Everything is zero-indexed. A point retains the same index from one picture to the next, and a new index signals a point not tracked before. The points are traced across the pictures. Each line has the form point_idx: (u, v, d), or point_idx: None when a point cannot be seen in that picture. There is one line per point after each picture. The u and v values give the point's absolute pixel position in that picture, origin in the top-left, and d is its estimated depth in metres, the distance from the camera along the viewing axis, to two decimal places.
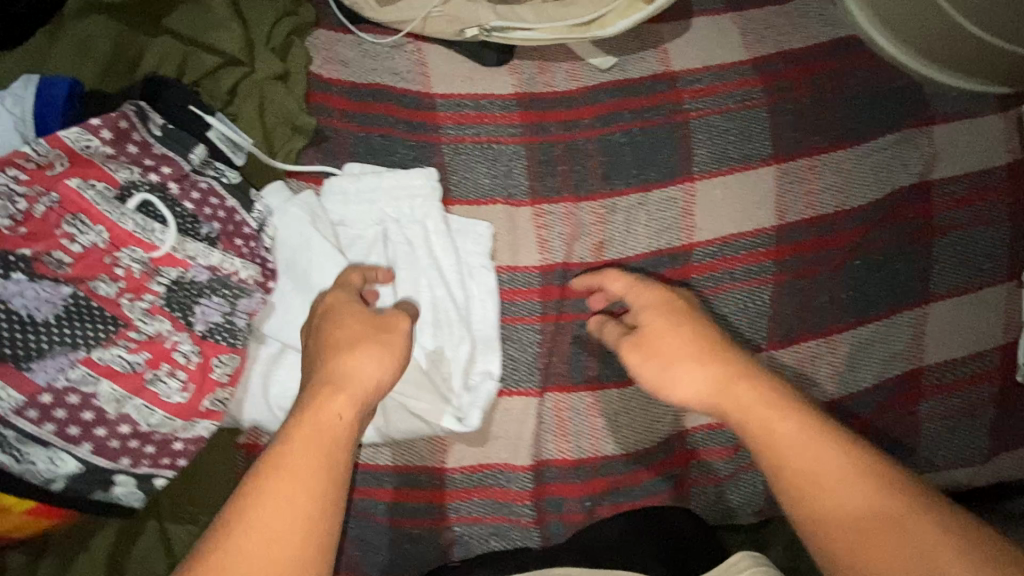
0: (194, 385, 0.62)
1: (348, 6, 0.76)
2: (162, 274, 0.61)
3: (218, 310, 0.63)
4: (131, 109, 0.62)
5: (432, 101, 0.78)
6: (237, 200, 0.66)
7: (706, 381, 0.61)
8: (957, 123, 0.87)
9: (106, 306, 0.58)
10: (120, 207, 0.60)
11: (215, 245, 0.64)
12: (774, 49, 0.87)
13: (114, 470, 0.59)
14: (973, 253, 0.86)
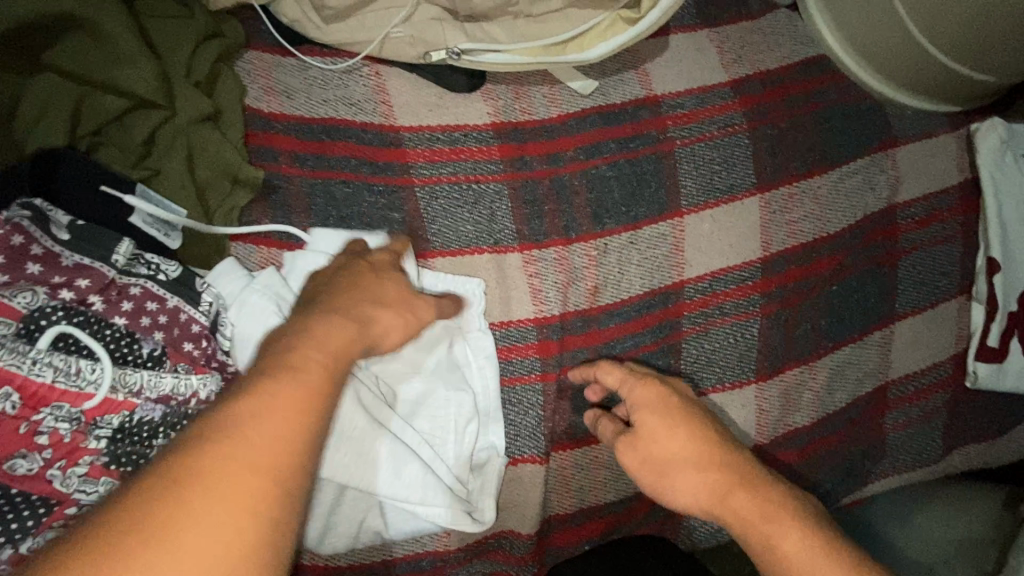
0: None
1: (286, 24, 0.63)
2: (100, 425, 0.45)
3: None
4: (21, 215, 0.48)
5: (398, 136, 0.66)
6: (181, 297, 0.52)
7: (705, 488, 0.58)
8: (914, 145, 0.81)
9: (33, 489, 0.42)
10: (28, 350, 0.43)
11: (163, 364, 0.49)
12: (752, 69, 0.78)
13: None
14: (929, 270, 0.80)
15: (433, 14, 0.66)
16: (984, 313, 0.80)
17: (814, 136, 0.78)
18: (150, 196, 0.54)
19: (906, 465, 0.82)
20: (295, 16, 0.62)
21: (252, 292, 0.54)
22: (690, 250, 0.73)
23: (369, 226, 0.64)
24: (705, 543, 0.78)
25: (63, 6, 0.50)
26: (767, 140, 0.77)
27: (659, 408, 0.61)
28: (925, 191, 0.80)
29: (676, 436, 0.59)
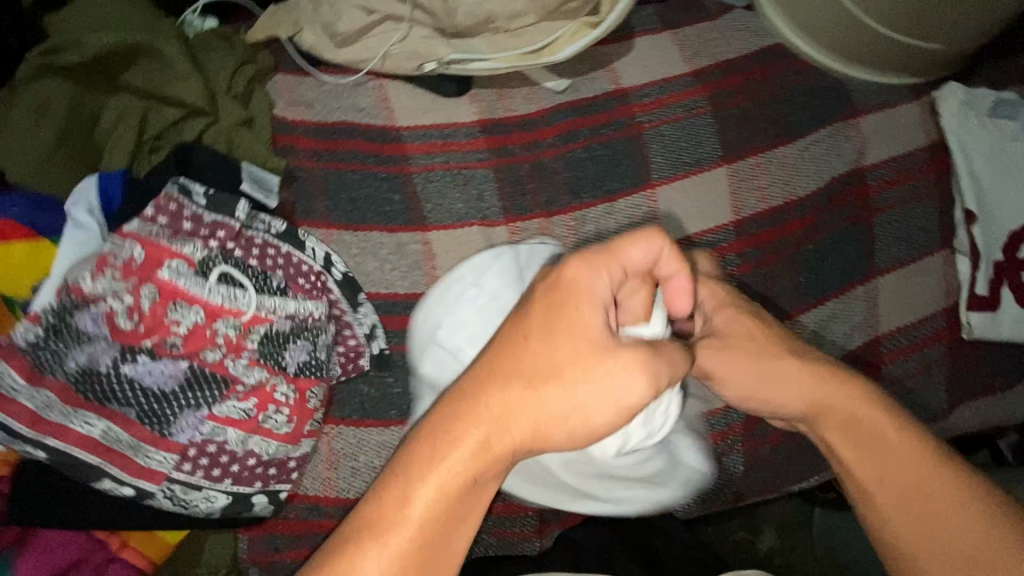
0: (298, 416, 0.61)
1: (306, 50, 0.78)
2: (254, 331, 0.59)
3: (303, 351, 0.62)
4: (171, 189, 0.59)
5: (398, 134, 0.78)
6: (291, 245, 0.63)
7: (841, 416, 0.60)
8: (879, 114, 0.86)
9: (218, 371, 0.57)
10: (204, 283, 0.57)
11: (287, 292, 0.62)
12: (712, 60, 0.88)
13: (251, 495, 0.60)
14: (908, 226, 0.83)
15: (425, 33, 0.79)
16: (969, 264, 0.82)
17: (776, 112, 0.85)
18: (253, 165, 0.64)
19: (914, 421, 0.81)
20: (312, 43, 0.77)
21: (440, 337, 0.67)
22: (665, 218, 0.80)
23: (375, 206, 0.74)
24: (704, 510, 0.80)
25: (142, 39, 0.66)
26: (732, 118, 0.84)
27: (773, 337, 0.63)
28: (892, 154, 0.85)
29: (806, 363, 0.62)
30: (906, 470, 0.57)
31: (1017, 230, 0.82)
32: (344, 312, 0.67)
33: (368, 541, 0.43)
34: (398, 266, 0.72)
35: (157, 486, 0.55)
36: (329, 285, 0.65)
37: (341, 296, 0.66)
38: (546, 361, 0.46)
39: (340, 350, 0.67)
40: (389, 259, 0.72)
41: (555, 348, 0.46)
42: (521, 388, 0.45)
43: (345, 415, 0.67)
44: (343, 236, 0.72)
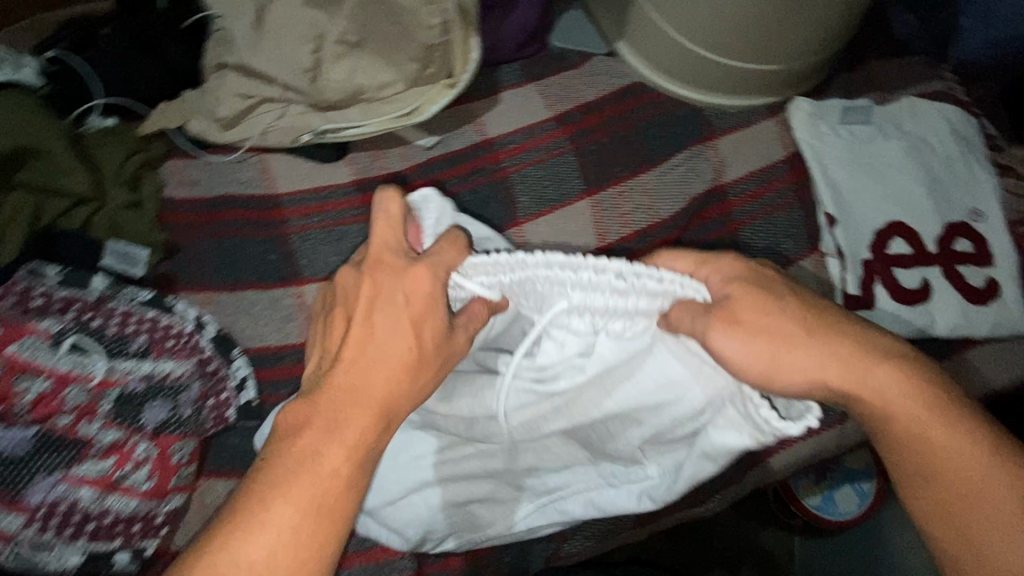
0: (159, 473, 0.64)
1: (194, 136, 0.87)
2: (107, 395, 0.64)
3: (163, 410, 0.65)
4: (25, 273, 0.66)
5: (277, 201, 0.85)
6: (156, 309, 0.69)
7: (889, 405, 0.54)
8: (735, 134, 0.91)
9: (70, 434, 0.61)
10: (54, 355, 0.63)
11: (149, 355, 0.67)
12: (573, 104, 0.94)
13: (112, 552, 0.61)
14: (778, 235, 0.85)
15: (299, 110, 0.88)
16: (839, 265, 0.82)
17: (636, 142, 0.91)
18: (121, 242, 0.77)
19: (803, 432, 0.83)
20: (198, 130, 0.86)
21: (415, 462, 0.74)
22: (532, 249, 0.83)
23: (252, 267, 0.80)
24: (577, 556, 0.80)
25: (32, 142, 0.75)
26: (592, 152, 0.90)
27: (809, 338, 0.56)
28: (749, 169, 0.89)
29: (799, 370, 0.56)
30: (964, 483, 0.52)
31: (881, 227, 0.83)
32: (218, 366, 0.71)
33: (270, 513, 0.48)
34: (271, 319, 0.77)
35: (3, 547, 0.56)
36: (203, 346, 0.70)
37: (212, 354, 0.70)
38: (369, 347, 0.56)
39: (210, 405, 0.69)
40: (263, 314, 0.77)
41: (369, 347, 0.55)
42: (351, 363, 0.54)
43: (218, 466, 0.69)
44: (220, 297, 0.78)
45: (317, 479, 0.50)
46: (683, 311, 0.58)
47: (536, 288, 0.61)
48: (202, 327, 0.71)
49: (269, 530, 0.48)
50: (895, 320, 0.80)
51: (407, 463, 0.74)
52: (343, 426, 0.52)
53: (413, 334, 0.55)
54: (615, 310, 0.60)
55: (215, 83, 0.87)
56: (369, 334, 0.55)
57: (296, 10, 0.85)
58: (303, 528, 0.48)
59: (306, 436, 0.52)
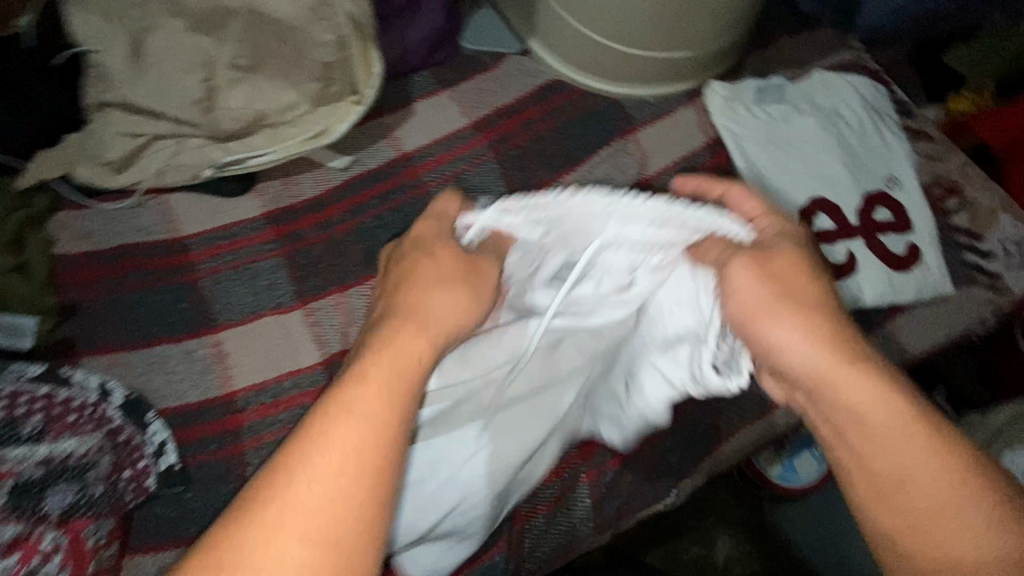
0: (73, 562, 0.58)
1: (83, 184, 0.80)
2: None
3: (69, 493, 0.60)
4: None
5: (183, 244, 0.80)
6: (49, 383, 0.64)
7: (861, 404, 0.53)
8: (655, 125, 0.90)
9: None
10: None
11: (47, 435, 0.62)
12: (490, 108, 0.91)
13: None
14: None
15: (196, 143, 0.82)
16: None
17: (557, 143, 0.88)
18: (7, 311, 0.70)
19: (748, 418, 0.83)
20: (86, 176, 0.79)
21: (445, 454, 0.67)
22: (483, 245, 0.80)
23: (161, 320, 0.74)
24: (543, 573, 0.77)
25: None
26: (514, 157, 0.87)
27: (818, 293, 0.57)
28: (672, 160, 0.88)
29: (801, 338, 0.56)
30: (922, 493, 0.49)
31: (805, 204, 0.84)
32: (131, 434, 0.66)
33: (324, 436, 0.45)
34: (188, 374, 0.72)
35: None
36: (111, 416, 0.66)
37: (123, 422, 0.66)
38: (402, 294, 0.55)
39: (127, 477, 0.64)
40: (177, 370, 0.72)
41: (416, 283, 0.57)
42: (423, 289, 0.56)
43: (145, 540, 0.65)
44: (127, 358, 0.72)
45: (363, 405, 0.46)
46: (712, 244, 0.62)
47: (572, 220, 0.62)
48: (107, 395, 0.67)
49: (320, 459, 0.44)
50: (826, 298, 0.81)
51: (444, 476, 0.67)
52: (393, 351, 0.50)
53: (454, 257, 0.59)
54: (656, 242, 0.63)
55: (98, 123, 0.80)
56: (421, 265, 0.58)
57: (180, 36, 0.79)
58: (361, 479, 0.44)
59: (360, 362, 0.49)
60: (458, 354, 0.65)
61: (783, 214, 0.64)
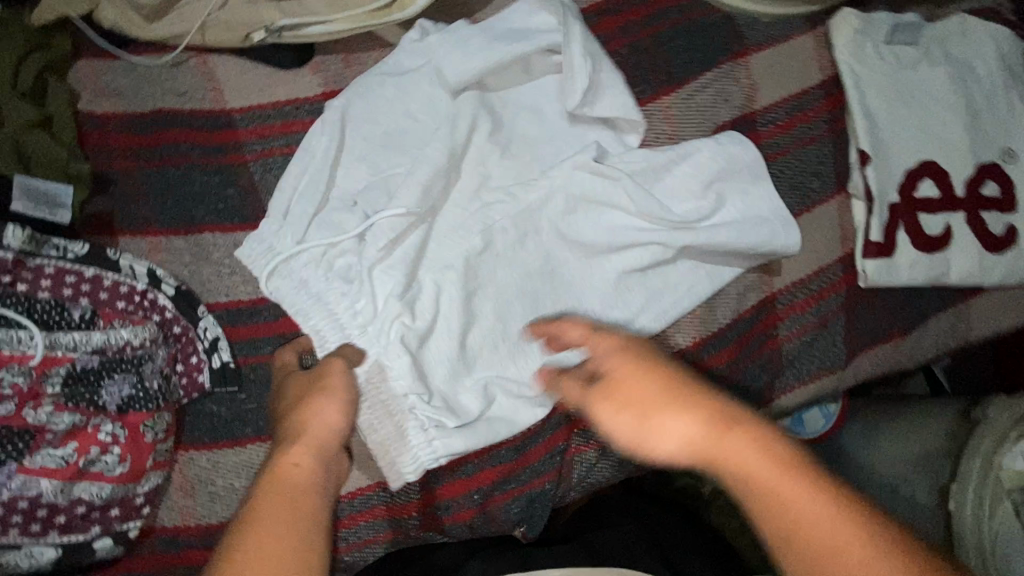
0: (133, 454, 0.56)
1: (110, 29, 0.68)
2: (53, 376, 0.53)
3: (125, 385, 0.56)
4: None
5: (230, 118, 0.69)
6: (97, 266, 0.57)
7: (713, 459, 0.46)
8: (769, 50, 0.80)
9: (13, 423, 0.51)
10: None
11: (96, 323, 0.56)
12: (586, 2, 0.80)
13: (91, 540, 0.55)
14: (803, 174, 0.78)
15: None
16: (864, 208, 0.77)
17: (658, 60, 0.78)
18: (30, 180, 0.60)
19: (810, 376, 0.80)
20: (113, 20, 0.67)
21: (687, 195, 0.71)
22: (637, 177, 0.70)
23: (204, 203, 0.66)
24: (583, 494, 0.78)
25: None
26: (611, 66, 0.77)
27: (631, 344, 0.52)
28: (781, 95, 0.79)
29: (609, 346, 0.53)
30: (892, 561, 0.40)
31: (913, 166, 0.77)
32: (185, 328, 0.61)
33: None
34: (238, 269, 0.65)
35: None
36: (163, 305, 0.60)
37: (177, 313, 0.61)
38: (349, 396, 0.56)
39: (180, 371, 0.61)
40: (226, 263, 0.65)
41: (299, 442, 0.51)
42: (330, 401, 0.55)
43: (196, 439, 0.62)
44: (173, 243, 0.65)
45: None
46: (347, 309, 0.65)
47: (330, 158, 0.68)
48: (160, 283, 0.60)
49: None
50: (907, 273, 0.77)
51: (688, 190, 0.71)
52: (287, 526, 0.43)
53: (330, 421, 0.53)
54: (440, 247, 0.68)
55: None
56: (307, 456, 0.50)
57: None
58: (291, 522, 0.44)
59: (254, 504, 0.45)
60: (542, 227, 0.71)
61: (441, 341, 0.66)
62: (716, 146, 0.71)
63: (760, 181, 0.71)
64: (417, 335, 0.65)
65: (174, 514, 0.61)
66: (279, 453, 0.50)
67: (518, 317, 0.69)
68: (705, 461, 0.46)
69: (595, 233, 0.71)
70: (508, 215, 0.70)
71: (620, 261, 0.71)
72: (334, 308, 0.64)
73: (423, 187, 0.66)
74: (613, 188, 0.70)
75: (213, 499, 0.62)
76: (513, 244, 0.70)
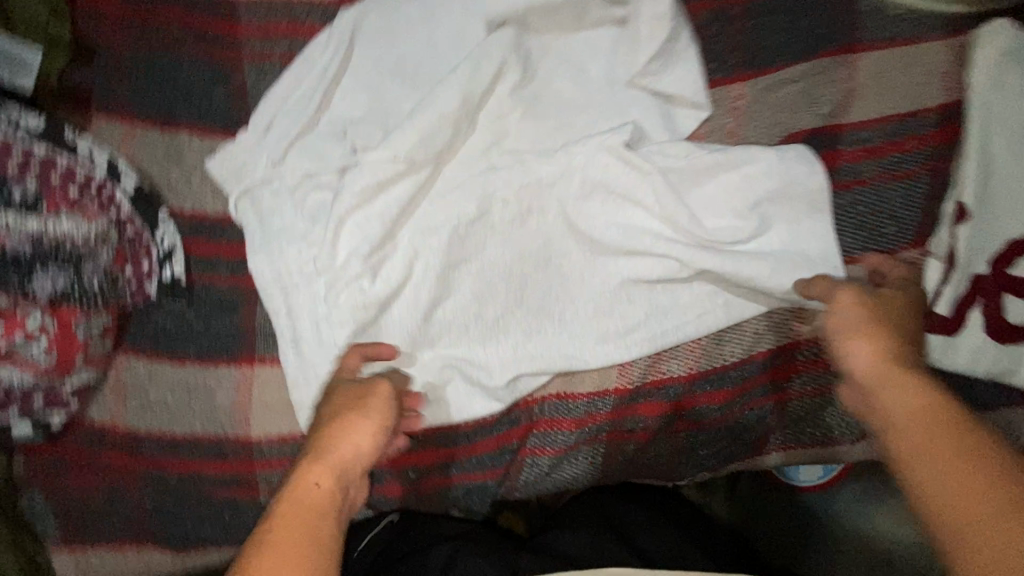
0: (60, 349, 0.53)
1: None
2: None
3: (61, 280, 0.52)
4: None
5: (233, 7, 0.61)
6: (48, 145, 0.53)
7: (847, 360, 0.48)
8: (884, 53, 0.65)
9: None
10: None
11: (39, 207, 0.52)
12: None
13: (9, 422, 0.55)
14: (877, 213, 0.65)
15: None
16: (940, 271, 0.63)
17: (739, 37, 0.65)
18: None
19: (812, 441, 0.70)
20: None
21: (725, 207, 0.61)
22: (670, 173, 0.61)
23: (186, 98, 0.60)
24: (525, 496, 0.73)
25: None
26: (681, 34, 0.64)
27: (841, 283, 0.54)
28: (880, 112, 0.64)
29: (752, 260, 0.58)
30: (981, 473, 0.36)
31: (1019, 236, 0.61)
32: (138, 230, 0.57)
33: None
34: (211, 180, 0.60)
35: None
36: (118, 201, 0.56)
37: (133, 215, 0.57)
38: (386, 422, 0.49)
39: (128, 276, 0.57)
40: (199, 170, 0.60)
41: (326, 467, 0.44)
42: (358, 426, 0.47)
43: (137, 345, 0.60)
44: (147, 135, 0.59)
45: None
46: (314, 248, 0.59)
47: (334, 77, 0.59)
48: (119, 177, 0.57)
49: None
50: (971, 362, 0.63)
51: (726, 202, 0.61)
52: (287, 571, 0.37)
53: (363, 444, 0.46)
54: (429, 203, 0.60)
55: None
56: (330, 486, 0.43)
57: None
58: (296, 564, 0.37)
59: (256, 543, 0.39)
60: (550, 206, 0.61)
61: (408, 305, 0.59)
62: (776, 159, 0.60)
63: (817, 214, 0.59)
64: (377, 292, 0.57)
65: (105, 412, 0.60)
66: (298, 469, 0.44)
67: (499, 299, 0.61)
68: (848, 369, 0.48)
69: (608, 229, 0.61)
70: (514, 187, 0.61)
71: (631, 266, 0.61)
72: (297, 251, 0.58)
73: (422, 132, 0.57)
74: (642, 180, 0.60)
75: (144, 407, 0.60)
76: (512, 216, 0.61)
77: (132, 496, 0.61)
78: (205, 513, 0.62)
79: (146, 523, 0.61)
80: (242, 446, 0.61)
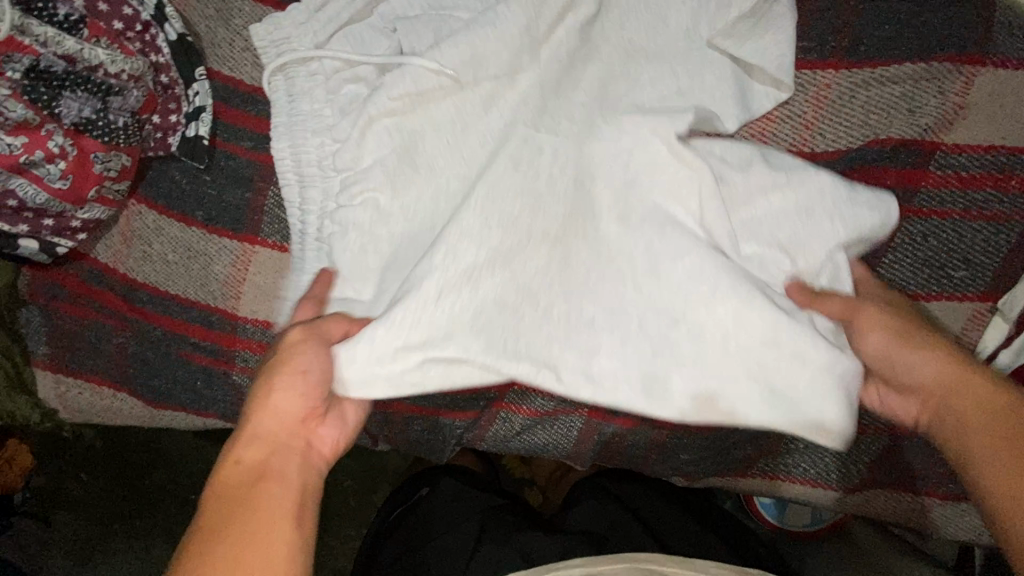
0: (75, 176, 0.54)
1: None
2: (16, 61, 0.50)
3: (86, 106, 0.53)
4: None
5: None
6: None
7: (900, 360, 0.50)
8: (1013, 71, 0.55)
9: None
10: None
11: (80, 31, 0.52)
12: None
13: (17, 236, 0.56)
14: (949, 251, 0.57)
15: None
16: (1002, 336, 0.57)
17: (846, 18, 0.57)
18: None
19: (806, 475, 0.65)
20: None
21: (772, 225, 0.54)
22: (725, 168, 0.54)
23: None
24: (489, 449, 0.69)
25: None
26: None
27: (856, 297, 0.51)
28: (988, 140, 0.56)
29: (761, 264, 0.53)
30: None
31: None
32: (174, 81, 0.57)
33: None
34: (253, 49, 0.59)
35: None
36: (160, 46, 0.56)
37: (171, 62, 0.56)
38: (309, 370, 0.48)
39: (155, 124, 0.57)
40: (243, 36, 0.59)
41: (260, 433, 0.47)
42: (290, 384, 0.48)
43: (151, 196, 0.60)
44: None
45: None
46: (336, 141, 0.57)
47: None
48: (163, 22, 0.56)
49: None
50: None
51: (779, 221, 0.53)
52: (257, 522, 0.43)
53: (305, 392, 0.48)
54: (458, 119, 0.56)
55: None
56: (267, 448, 0.47)
57: None
58: (264, 519, 0.43)
59: (219, 507, 0.44)
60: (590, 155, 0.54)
61: (412, 219, 0.54)
62: (844, 195, 0.53)
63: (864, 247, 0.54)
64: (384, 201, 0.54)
65: (107, 254, 0.61)
66: (228, 445, 0.47)
67: None
68: (897, 367, 0.50)
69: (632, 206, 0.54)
70: (551, 129, 0.55)
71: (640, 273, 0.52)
72: (321, 140, 0.57)
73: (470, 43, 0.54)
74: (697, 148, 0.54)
75: (144, 258, 0.61)
76: (546, 156, 0.54)
77: (115, 340, 0.62)
78: (181, 375, 0.63)
79: (125, 369, 0.63)
80: (228, 321, 0.61)
